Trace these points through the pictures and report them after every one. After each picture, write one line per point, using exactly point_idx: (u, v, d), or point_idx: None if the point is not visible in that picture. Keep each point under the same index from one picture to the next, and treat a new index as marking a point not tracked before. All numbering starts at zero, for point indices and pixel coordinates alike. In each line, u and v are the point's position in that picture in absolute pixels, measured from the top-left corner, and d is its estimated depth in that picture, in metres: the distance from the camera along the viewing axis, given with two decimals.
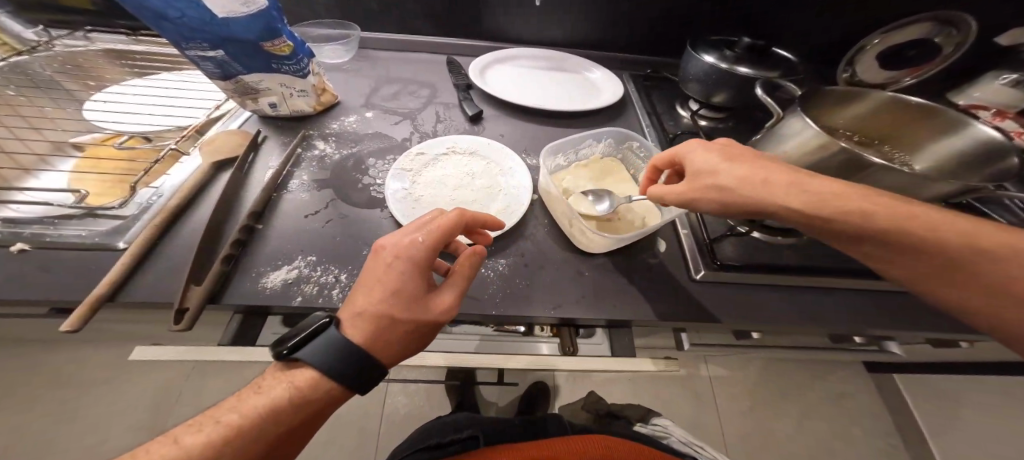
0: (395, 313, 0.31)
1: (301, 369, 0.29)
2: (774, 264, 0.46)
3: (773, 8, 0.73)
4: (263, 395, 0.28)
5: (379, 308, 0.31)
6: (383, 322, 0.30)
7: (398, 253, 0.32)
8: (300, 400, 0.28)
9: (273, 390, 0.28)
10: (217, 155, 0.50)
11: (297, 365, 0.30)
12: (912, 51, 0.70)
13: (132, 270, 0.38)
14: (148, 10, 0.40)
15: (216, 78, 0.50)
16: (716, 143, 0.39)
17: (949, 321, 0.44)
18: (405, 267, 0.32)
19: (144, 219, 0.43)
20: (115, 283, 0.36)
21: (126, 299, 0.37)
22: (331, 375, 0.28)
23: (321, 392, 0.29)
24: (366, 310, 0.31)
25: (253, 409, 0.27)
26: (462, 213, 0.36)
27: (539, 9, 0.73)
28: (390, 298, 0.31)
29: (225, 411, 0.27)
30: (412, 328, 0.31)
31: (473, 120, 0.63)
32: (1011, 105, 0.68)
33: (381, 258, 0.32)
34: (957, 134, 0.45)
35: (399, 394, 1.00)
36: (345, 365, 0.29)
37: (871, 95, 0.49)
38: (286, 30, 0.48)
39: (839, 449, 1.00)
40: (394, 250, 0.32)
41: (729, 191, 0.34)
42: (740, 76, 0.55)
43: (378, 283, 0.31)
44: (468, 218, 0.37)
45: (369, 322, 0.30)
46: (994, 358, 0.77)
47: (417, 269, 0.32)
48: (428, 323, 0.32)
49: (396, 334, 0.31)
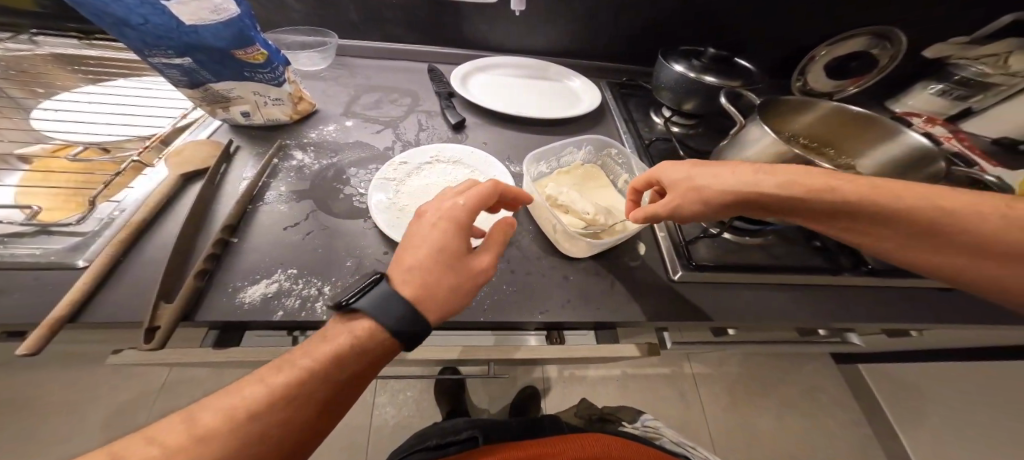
0: (440, 267, 0.31)
1: (358, 319, 0.28)
2: (744, 264, 0.49)
3: (737, 22, 0.78)
4: (324, 343, 0.27)
5: (425, 262, 0.31)
6: (434, 278, 0.30)
7: (449, 213, 0.34)
8: (357, 349, 0.26)
9: (332, 340, 0.27)
10: (187, 167, 0.48)
11: (355, 317, 0.28)
12: (853, 62, 0.77)
13: (93, 290, 0.36)
14: (108, 16, 0.38)
15: (182, 86, 0.48)
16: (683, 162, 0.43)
17: (900, 312, 0.48)
18: (449, 226, 0.33)
19: (105, 234, 0.40)
20: (76, 302, 0.34)
21: (88, 320, 0.34)
22: (384, 324, 0.27)
23: (378, 341, 0.27)
24: (416, 265, 0.30)
25: (314, 356, 0.26)
26: (495, 185, 0.38)
27: (519, 19, 0.75)
28: (437, 254, 0.31)
29: (289, 358, 0.26)
30: (455, 285, 0.31)
31: (456, 128, 0.64)
32: (942, 112, 0.80)
33: (425, 219, 0.34)
34: (892, 140, 0.50)
35: (387, 404, 0.98)
36: (394, 315, 0.27)
37: (819, 105, 0.53)
38: (260, 38, 0.46)
39: (812, 435, 1.06)
40: (437, 213, 0.34)
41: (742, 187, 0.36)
42: (707, 85, 0.59)
43: (425, 241, 0.32)
44: (501, 190, 0.38)
45: (417, 276, 0.30)
46: (941, 346, 0.84)
47: (459, 230, 0.33)
48: (470, 279, 0.32)
49: (441, 289, 0.30)
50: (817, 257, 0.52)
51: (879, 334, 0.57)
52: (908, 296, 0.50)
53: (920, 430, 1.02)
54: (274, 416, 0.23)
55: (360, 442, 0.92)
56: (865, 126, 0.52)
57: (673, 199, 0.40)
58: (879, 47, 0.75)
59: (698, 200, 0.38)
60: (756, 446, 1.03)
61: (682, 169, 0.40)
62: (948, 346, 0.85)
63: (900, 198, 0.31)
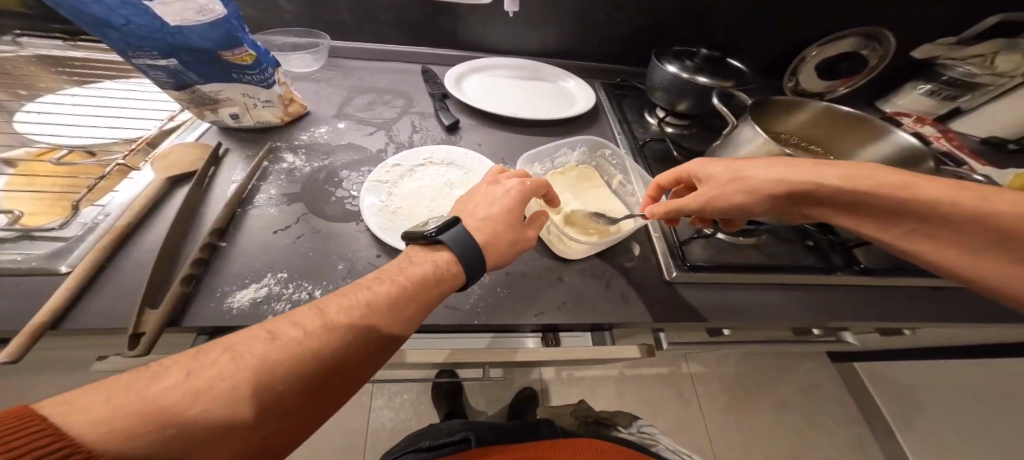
0: (504, 223, 0.38)
1: (438, 252, 0.35)
2: (738, 264, 0.49)
3: (729, 23, 0.78)
4: (409, 268, 0.33)
5: (495, 216, 0.39)
6: (500, 229, 0.38)
7: (516, 186, 0.42)
8: (434, 275, 0.33)
9: (417, 263, 0.33)
10: (173, 170, 0.47)
11: (436, 248, 0.35)
12: (844, 63, 0.78)
13: (75, 297, 0.35)
14: (88, 17, 0.37)
15: (169, 88, 0.48)
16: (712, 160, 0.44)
17: (893, 311, 0.49)
18: (515, 193, 0.41)
19: (89, 240, 0.40)
20: (59, 309, 0.33)
21: (71, 327, 0.33)
22: (462, 259, 0.34)
23: (450, 271, 0.34)
24: (488, 217, 0.38)
25: (400, 277, 0.31)
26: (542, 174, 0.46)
27: (512, 20, 0.75)
28: (505, 213, 0.39)
29: (380, 277, 0.31)
30: (512, 241, 0.38)
31: (450, 129, 0.63)
32: (931, 112, 0.81)
33: (497, 187, 0.42)
34: (882, 140, 0.51)
35: (383, 408, 0.97)
36: (470, 254, 0.34)
37: (809, 105, 0.54)
38: (248, 39, 0.46)
39: (809, 435, 1.07)
40: (507, 183, 0.42)
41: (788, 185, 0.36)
42: (700, 86, 0.59)
43: (495, 202, 0.40)
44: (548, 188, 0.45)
45: (487, 227, 0.38)
46: (938, 345, 0.85)
47: (522, 198, 0.41)
48: (521, 239, 0.39)
49: (502, 241, 0.38)
50: (810, 256, 0.52)
51: (873, 333, 0.57)
52: (900, 295, 0.50)
53: (918, 431, 1.02)
54: (371, 315, 0.28)
55: (356, 447, 0.91)
56: (853, 126, 0.53)
57: (706, 193, 0.40)
58: (868, 48, 0.75)
59: (742, 192, 0.38)
60: (753, 445, 1.04)
61: (720, 166, 0.40)
62: (943, 345, 0.85)
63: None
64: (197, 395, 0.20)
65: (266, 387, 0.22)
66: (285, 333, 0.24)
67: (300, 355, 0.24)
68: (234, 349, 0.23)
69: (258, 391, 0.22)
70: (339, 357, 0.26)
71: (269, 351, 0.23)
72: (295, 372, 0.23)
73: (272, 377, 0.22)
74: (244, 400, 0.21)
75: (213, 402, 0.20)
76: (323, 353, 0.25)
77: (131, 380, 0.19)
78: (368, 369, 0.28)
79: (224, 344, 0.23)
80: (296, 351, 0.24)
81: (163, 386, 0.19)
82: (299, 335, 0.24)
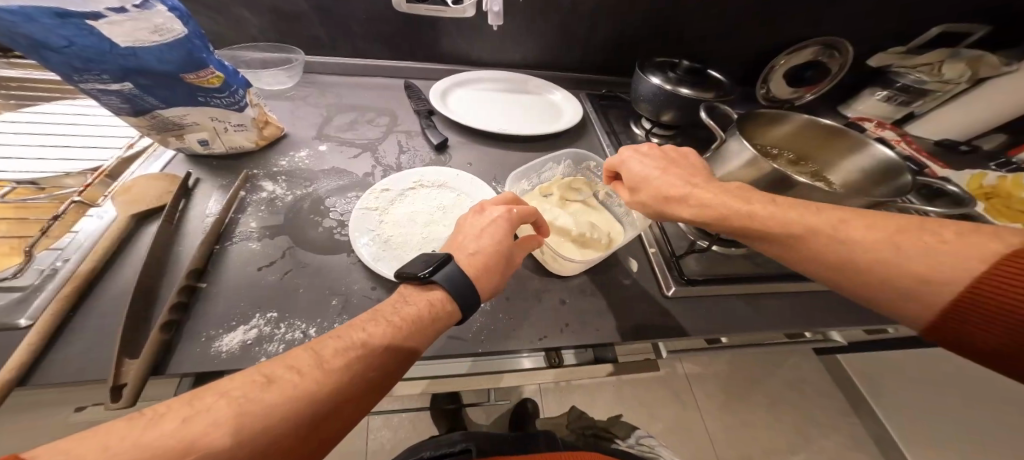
0: (497, 254, 0.38)
1: (432, 291, 0.33)
2: (732, 274, 0.50)
3: (704, 35, 0.81)
4: (405, 307, 0.31)
5: (489, 248, 0.38)
6: (489, 263, 0.37)
7: (502, 214, 0.41)
8: (431, 314, 0.31)
9: (412, 302, 0.32)
10: (137, 207, 0.43)
11: (429, 287, 0.33)
12: (808, 71, 0.83)
13: (39, 353, 0.31)
14: (22, 38, 0.33)
15: (124, 113, 0.44)
16: (691, 156, 0.43)
17: (875, 311, 0.52)
18: (506, 221, 0.40)
19: (49, 288, 0.36)
20: (21, 368, 0.29)
21: (36, 386, 0.30)
22: (458, 297, 0.33)
23: (446, 309, 0.32)
24: (478, 250, 0.37)
25: (397, 316, 0.30)
26: (509, 195, 0.45)
27: (494, 33, 0.74)
28: (497, 243, 0.38)
29: (376, 318, 0.29)
30: (501, 272, 0.38)
31: (438, 149, 0.62)
32: (888, 117, 0.87)
33: (488, 213, 0.41)
34: (859, 153, 0.54)
35: (381, 429, 0.93)
36: (465, 291, 0.33)
37: (793, 118, 0.56)
38: (214, 60, 0.43)
39: (793, 420, 1.12)
40: (499, 208, 0.41)
41: (746, 203, 0.36)
42: (683, 98, 0.60)
43: (488, 231, 0.39)
44: (533, 215, 0.44)
45: (481, 260, 0.37)
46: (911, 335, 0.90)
47: (510, 225, 0.40)
48: (507, 266, 0.39)
49: (493, 272, 0.37)
50: None
51: (856, 332, 0.60)
52: None
53: (898, 414, 1.07)
54: (368, 355, 0.26)
55: None
56: (832, 140, 0.55)
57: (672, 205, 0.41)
58: (827, 56, 0.81)
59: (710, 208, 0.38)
60: (743, 435, 1.08)
61: (690, 181, 0.39)
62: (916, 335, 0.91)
63: (868, 214, 0.32)
64: (196, 441, 0.18)
65: (263, 431, 0.20)
66: (284, 375, 0.22)
67: (298, 398, 0.22)
68: (232, 394, 0.20)
69: (258, 436, 0.20)
70: (337, 398, 0.24)
71: (266, 396, 0.21)
72: (292, 415, 0.21)
73: (269, 421, 0.20)
74: (239, 447, 0.19)
75: (214, 449, 0.18)
76: (321, 393, 0.23)
77: (131, 427, 0.17)
78: (361, 410, 0.26)
79: (217, 389, 0.21)
80: (294, 393, 0.22)
81: (160, 434, 0.17)
82: (296, 380, 0.22)
